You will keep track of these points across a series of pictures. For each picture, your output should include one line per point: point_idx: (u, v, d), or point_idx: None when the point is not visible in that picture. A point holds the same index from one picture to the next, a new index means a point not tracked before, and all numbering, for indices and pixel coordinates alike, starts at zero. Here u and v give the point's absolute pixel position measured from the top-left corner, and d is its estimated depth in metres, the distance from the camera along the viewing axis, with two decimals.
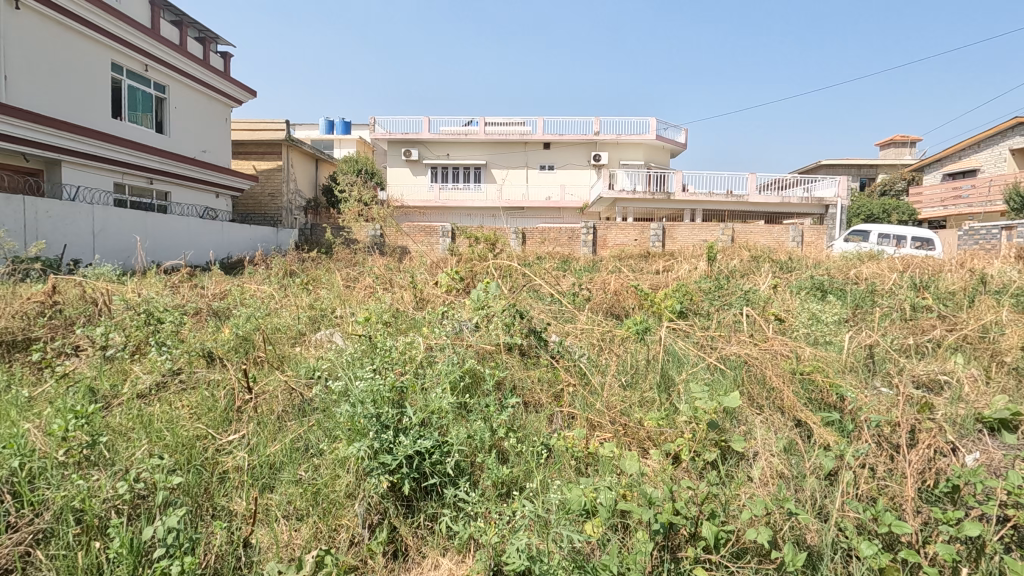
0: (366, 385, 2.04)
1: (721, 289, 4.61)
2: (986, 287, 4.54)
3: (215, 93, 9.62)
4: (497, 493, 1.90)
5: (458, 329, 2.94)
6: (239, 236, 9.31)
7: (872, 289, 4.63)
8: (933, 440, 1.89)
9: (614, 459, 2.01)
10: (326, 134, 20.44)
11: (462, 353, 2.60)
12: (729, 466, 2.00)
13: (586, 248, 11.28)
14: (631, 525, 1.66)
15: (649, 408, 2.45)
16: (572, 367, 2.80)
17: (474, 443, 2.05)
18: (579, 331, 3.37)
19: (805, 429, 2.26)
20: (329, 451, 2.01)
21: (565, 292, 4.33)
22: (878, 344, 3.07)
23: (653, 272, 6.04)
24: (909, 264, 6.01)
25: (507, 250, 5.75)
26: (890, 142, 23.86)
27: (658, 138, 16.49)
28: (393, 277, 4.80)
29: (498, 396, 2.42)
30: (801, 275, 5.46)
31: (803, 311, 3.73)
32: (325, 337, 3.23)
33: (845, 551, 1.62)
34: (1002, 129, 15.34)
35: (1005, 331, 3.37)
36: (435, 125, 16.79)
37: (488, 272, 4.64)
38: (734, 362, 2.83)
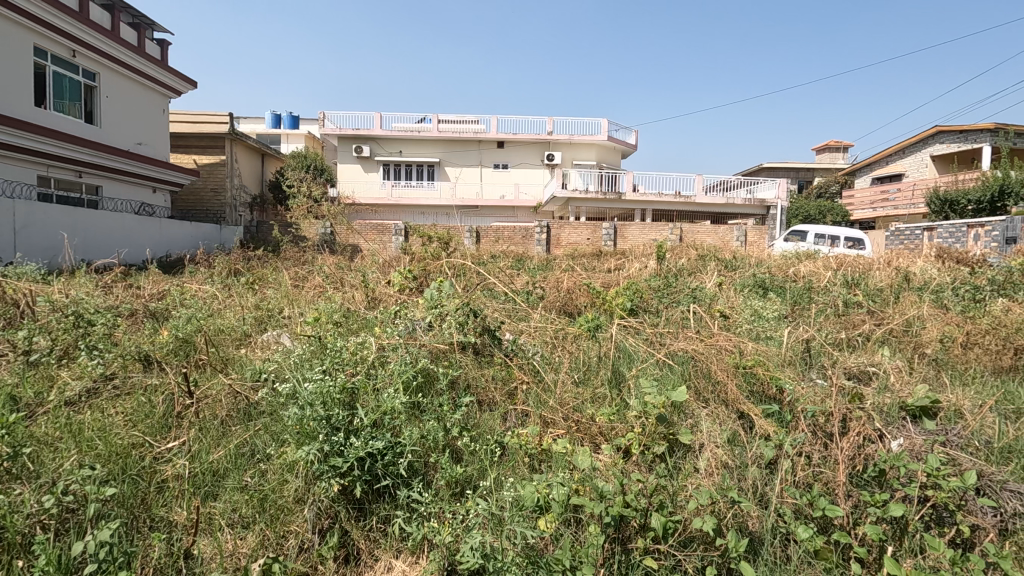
0: (316, 387, 1.98)
1: (670, 287, 4.73)
2: (910, 285, 4.87)
3: (151, 82, 9.12)
4: (451, 493, 1.90)
5: (411, 328, 2.90)
6: (179, 233, 8.88)
7: (809, 287, 4.86)
8: (862, 428, 2.01)
9: (567, 455, 2.04)
10: (273, 128, 19.72)
11: (415, 353, 2.56)
12: (677, 459, 2.08)
13: (540, 247, 11.37)
14: (584, 519, 1.69)
15: (601, 403, 2.50)
16: (526, 365, 2.82)
17: (427, 443, 2.03)
18: (532, 330, 3.39)
19: (747, 420, 2.36)
20: (277, 456, 1.95)
21: (520, 291, 4.35)
22: (814, 339, 3.24)
23: (605, 271, 6.14)
24: (841, 262, 6.37)
25: (461, 249, 5.71)
26: (825, 147, 25.25)
27: (610, 139, 16.81)
28: (344, 276, 4.69)
29: (452, 395, 2.41)
30: (744, 273, 5.66)
31: (746, 309, 3.89)
32: (272, 338, 3.13)
33: (784, 535, 1.72)
34: (924, 137, 16.52)
35: (926, 325, 3.62)
36: (387, 121, 16.50)
37: (442, 271, 4.60)
38: (681, 357, 2.93)
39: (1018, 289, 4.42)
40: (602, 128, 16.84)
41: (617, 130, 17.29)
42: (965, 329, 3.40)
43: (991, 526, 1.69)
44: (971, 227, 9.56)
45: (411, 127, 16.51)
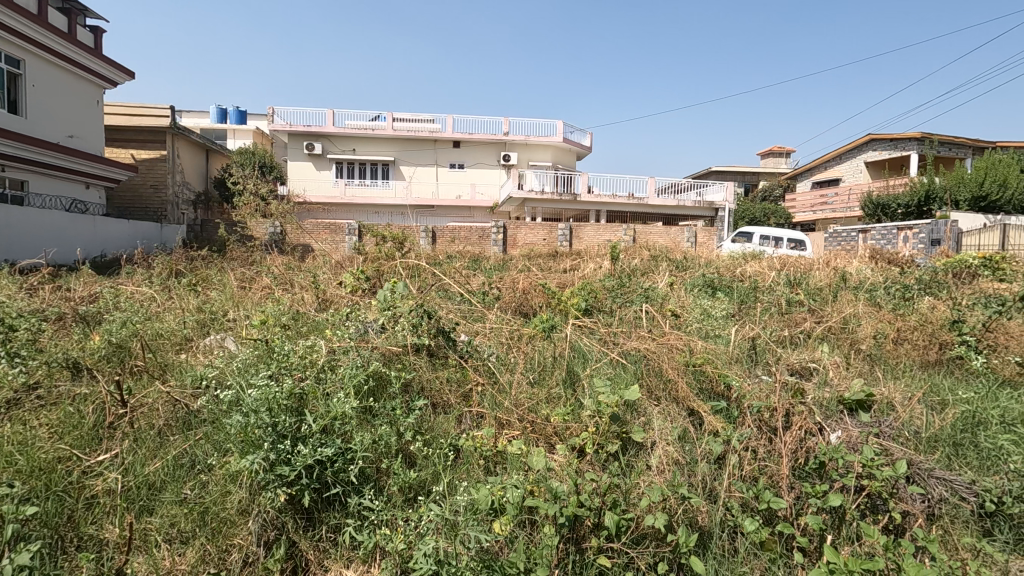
0: (260, 393, 1.88)
1: (624, 287, 4.81)
2: (847, 284, 5.13)
3: (83, 71, 8.58)
4: (403, 499, 1.86)
5: (362, 331, 2.82)
6: (115, 231, 8.39)
7: (755, 286, 5.04)
8: (803, 423, 2.09)
9: (522, 456, 2.03)
10: (218, 123, 18.92)
11: (366, 355, 2.49)
12: (630, 457, 2.11)
13: (496, 247, 11.35)
14: (539, 520, 1.68)
15: (556, 404, 2.51)
16: (480, 366, 2.80)
17: (379, 449, 1.98)
18: (488, 331, 3.37)
19: (697, 417, 2.42)
20: (219, 466, 1.85)
21: (475, 292, 4.32)
22: (759, 337, 3.37)
23: (561, 271, 6.18)
24: (785, 262, 6.64)
25: (416, 249, 5.63)
26: (769, 152, 26.33)
27: (565, 141, 16.99)
28: (293, 277, 4.55)
29: (405, 399, 2.37)
30: (694, 273, 5.81)
31: (695, 308, 4.01)
32: (216, 342, 2.99)
33: (732, 528, 1.77)
34: (859, 144, 17.48)
35: (861, 322, 3.82)
36: (340, 118, 16.12)
37: (395, 272, 4.52)
38: (634, 356, 2.98)
39: (942, 288, 4.72)
40: (557, 129, 17.00)
41: (571, 132, 17.50)
42: (896, 326, 3.61)
43: (919, 512, 1.80)
44: (901, 229, 10.20)
45: (364, 124, 16.18)
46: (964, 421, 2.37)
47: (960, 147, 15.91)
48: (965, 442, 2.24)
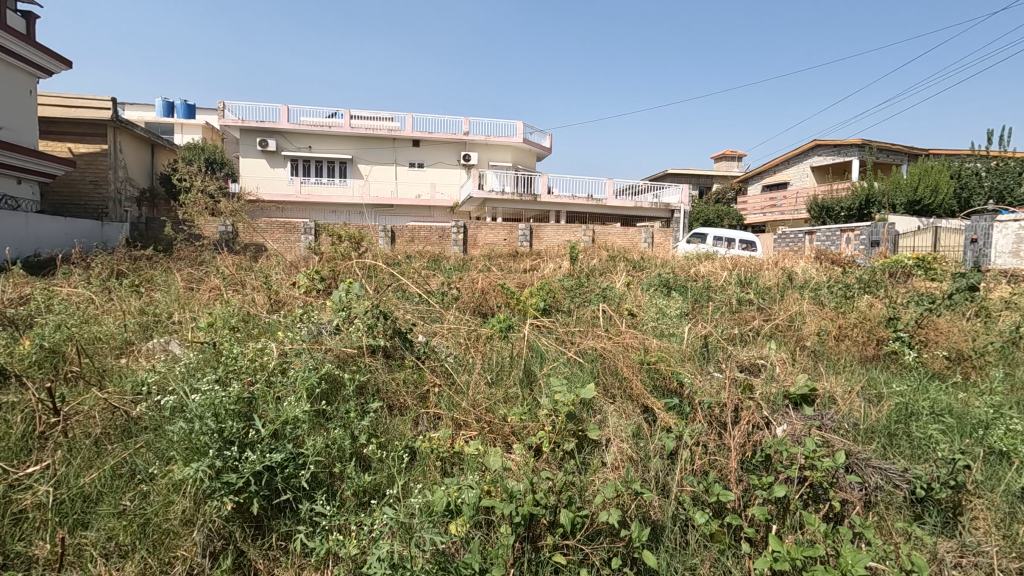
0: (205, 398, 1.80)
1: (582, 287, 4.86)
2: (794, 284, 5.34)
3: (15, 60, 8.04)
4: (357, 503, 1.83)
5: (316, 333, 2.75)
6: (51, 229, 7.90)
7: (707, 286, 5.19)
8: (750, 417, 2.17)
9: (479, 457, 2.03)
10: (163, 116, 18.08)
11: (320, 358, 2.43)
12: (585, 455, 2.14)
13: (456, 247, 11.26)
14: (495, 520, 1.68)
15: (513, 403, 2.51)
16: (437, 367, 2.77)
17: (332, 453, 1.94)
18: (446, 331, 3.35)
19: (650, 414, 2.47)
20: (161, 475, 1.76)
21: (434, 292, 4.29)
22: (711, 335, 3.47)
23: (521, 271, 6.20)
24: (736, 262, 6.87)
25: (374, 249, 5.55)
26: (722, 156, 27.19)
27: (525, 142, 17.08)
28: (244, 277, 4.40)
29: (360, 402, 2.32)
30: (650, 273, 5.92)
31: (651, 307, 4.10)
32: (159, 345, 2.86)
33: (683, 521, 1.83)
34: (805, 149, 18.25)
35: (806, 319, 3.99)
36: (295, 115, 15.71)
37: (351, 272, 4.44)
38: (591, 355, 3.02)
39: (880, 287, 4.99)
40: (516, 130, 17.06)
41: (531, 133, 17.60)
42: (837, 323, 3.78)
43: (857, 500, 1.89)
44: (844, 231, 10.72)
45: (320, 121, 15.81)
46: (898, 412, 2.51)
47: (897, 153, 16.82)
48: (899, 432, 2.37)
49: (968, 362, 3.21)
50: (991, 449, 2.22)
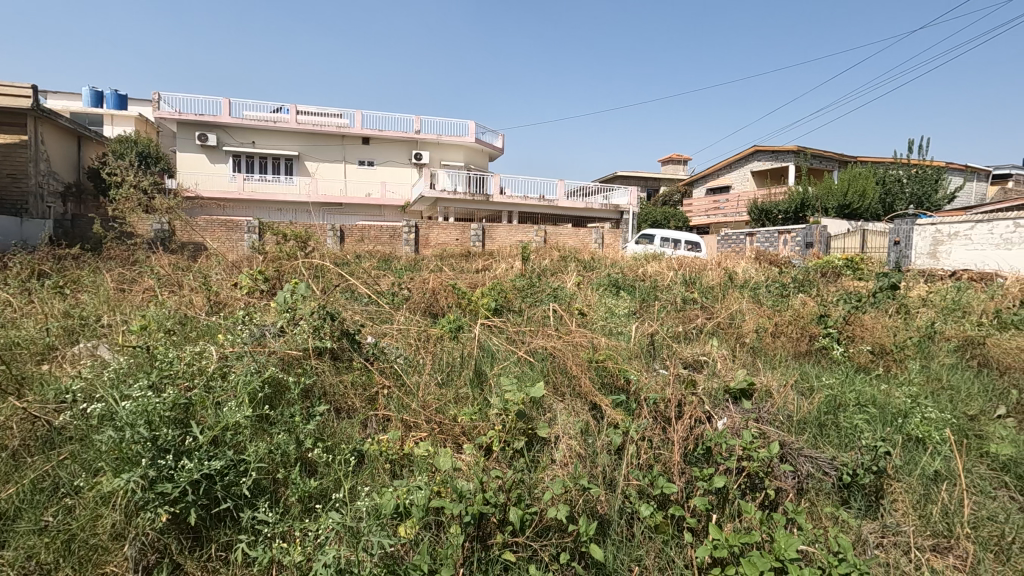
0: (136, 405, 1.70)
1: (533, 287, 4.89)
2: (734, 283, 5.58)
3: None
4: (302, 509, 1.78)
5: (259, 335, 2.66)
6: None
7: (654, 286, 5.34)
8: (693, 412, 2.25)
9: (429, 458, 2.03)
10: (91, 106, 16.96)
11: (263, 361, 2.35)
12: (534, 453, 2.16)
13: (408, 247, 11.09)
14: (444, 521, 1.68)
15: (463, 404, 2.52)
16: (387, 368, 2.73)
17: (275, 459, 1.89)
18: (396, 331, 3.31)
19: (598, 411, 2.51)
20: (89, 487, 1.66)
21: (384, 292, 4.23)
22: (657, 333, 3.58)
23: (473, 271, 6.20)
24: (682, 263, 7.11)
25: (321, 248, 5.40)
26: (669, 159, 28.02)
27: (477, 142, 17.07)
28: (181, 277, 4.20)
29: (305, 405, 2.26)
30: (600, 273, 6.04)
31: (600, 307, 4.20)
32: (85, 350, 2.69)
33: (630, 514, 1.89)
34: (746, 154, 19.06)
35: (746, 317, 4.17)
36: (237, 108, 15.09)
37: (297, 272, 4.31)
38: (541, 354, 3.05)
39: (813, 286, 5.28)
40: (468, 129, 17.03)
41: (483, 133, 17.63)
42: (774, 320, 3.98)
43: (790, 488, 2.00)
44: (781, 233, 11.24)
45: (264, 116, 15.26)
46: (828, 404, 2.67)
47: (829, 160, 17.83)
48: (828, 423, 2.53)
49: (890, 356, 3.44)
50: (908, 436, 2.39)
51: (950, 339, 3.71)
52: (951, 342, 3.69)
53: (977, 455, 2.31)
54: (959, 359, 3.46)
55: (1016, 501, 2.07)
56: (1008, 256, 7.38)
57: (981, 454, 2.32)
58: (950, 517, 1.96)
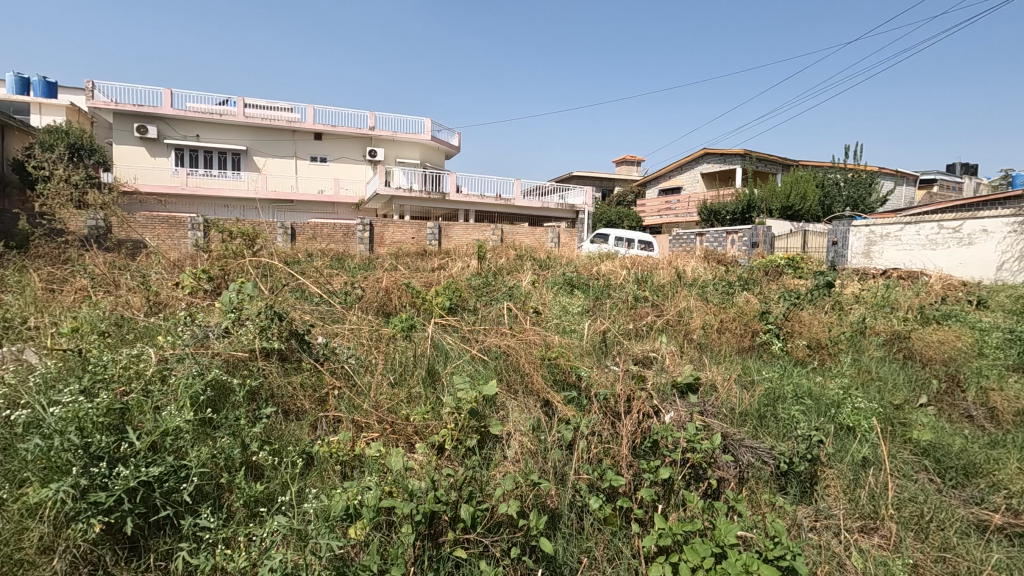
0: (65, 411, 1.61)
1: (488, 286, 4.89)
2: (683, 281, 5.76)
3: None
4: (247, 514, 1.73)
5: (201, 336, 2.56)
6: None
7: (607, 284, 5.47)
8: (641, 406, 2.32)
9: (380, 458, 2.02)
10: (16, 93, 15.86)
11: (206, 363, 2.27)
12: (486, 451, 2.18)
13: (362, 245, 10.87)
14: (396, 521, 1.68)
15: (416, 403, 2.51)
16: (338, 369, 2.69)
17: (219, 463, 1.84)
18: (348, 331, 3.26)
19: (550, 407, 2.55)
20: (13, 499, 1.57)
21: (336, 292, 4.16)
22: (609, 330, 3.67)
23: (429, 270, 6.18)
24: (634, 261, 7.29)
25: (271, 246, 5.25)
26: (623, 160, 28.58)
27: (432, 139, 16.94)
28: (117, 276, 3.99)
29: (251, 408, 2.20)
30: (555, 272, 6.13)
31: (554, 305, 4.26)
32: (7, 355, 2.52)
33: (579, 508, 1.94)
34: (696, 156, 19.66)
35: (693, 314, 4.32)
36: (179, 99, 14.43)
37: (244, 271, 4.18)
38: (495, 352, 3.07)
39: (756, 284, 5.53)
40: (424, 126, 16.89)
41: (439, 130, 17.51)
42: (719, 317, 4.13)
43: (732, 477, 2.09)
44: (729, 233, 11.56)
45: (209, 108, 14.65)
46: (768, 396, 2.81)
47: (773, 163, 18.63)
48: (767, 414, 2.65)
49: (825, 350, 3.65)
50: (840, 425, 2.54)
51: (879, 333, 3.96)
52: (880, 336, 3.94)
53: (901, 442, 2.48)
54: (887, 352, 3.70)
55: (934, 482, 2.24)
56: (932, 256, 7.95)
57: (904, 441, 2.49)
58: (876, 500, 2.10)
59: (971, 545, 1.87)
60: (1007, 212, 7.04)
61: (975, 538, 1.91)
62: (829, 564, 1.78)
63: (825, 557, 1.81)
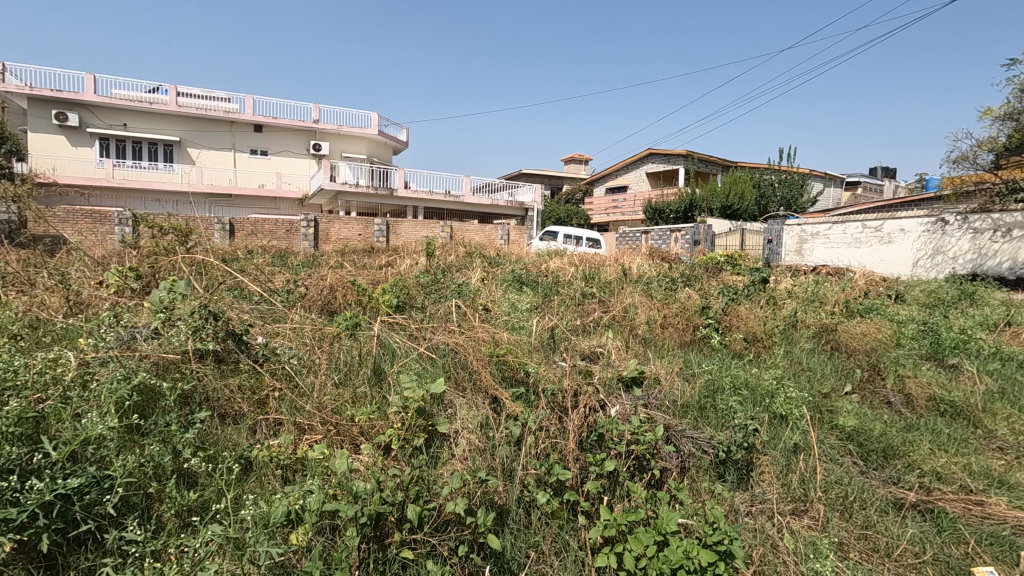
0: None
1: (437, 283, 4.84)
2: (629, 278, 5.90)
3: None
4: (179, 525, 1.64)
5: (127, 339, 2.40)
6: None
7: (556, 281, 5.53)
8: (587, 400, 2.36)
9: (323, 461, 1.97)
10: None
11: (133, 366, 2.13)
12: (434, 449, 2.16)
13: (306, 242, 10.50)
14: (340, 524, 1.64)
15: (362, 403, 2.45)
16: (279, 370, 2.59)
17: (147, 472, 1.73)
18: (289, 330, 3.15)
19: (499, 403, 2.55)
20: None
21: (278, 290, 4.01)
22: (556, 326, 3.71)
23: (376, 267, 6.05)
24: (582, 258, 7.41)
25: (206, 242, 4.99)
26: (571, 159, 28.96)
27: (379, 134, 16.59)
28: (32, 275, 3.69)
29: (183, 413, 2.08)
30: (504, 269, 6.15)
31: (504, 303, 4.27)
32: None
33: (527, 502, 1.95)
34: (641, 156, 20.17)
35: (638, 309, 4.42)
36: (104, 85, 13.50)
37: (175, 268, 3.96)
38: (442, 349, 3.04)
39: (697, 281, 5.73)
40: (371, 120, 16.54)
41: (386, 125, 17.20)
42: (663, 313, 4.25)
43: (674, 467, 2.16)
44: (673, 231, 11.92)
45: (137, 95, 13.77)
46: (707, 387, 2.92)
47: (713, 164, 19.37)
48: (707, 405, 2.75)
49: (760, 343, 3.84)
50: (774, 414, 2.67)
51: (809, 327, 4.18)
52: (810, 328, 4.17)
53: (828, 427, 2.63)
54: (816, 344, 3.92)
55: (858, 465, 2.38)
56: (856, 254, 8.50)
57: (832, 426, 2.64)
58: (806, 484, 2.21)
59: (889, 521, 2.01)
60: (922, 213, 7.61)
61: (892, 515, 2.05)
62: (763, 546, 1.87)
63: (760, 540, 1.89)
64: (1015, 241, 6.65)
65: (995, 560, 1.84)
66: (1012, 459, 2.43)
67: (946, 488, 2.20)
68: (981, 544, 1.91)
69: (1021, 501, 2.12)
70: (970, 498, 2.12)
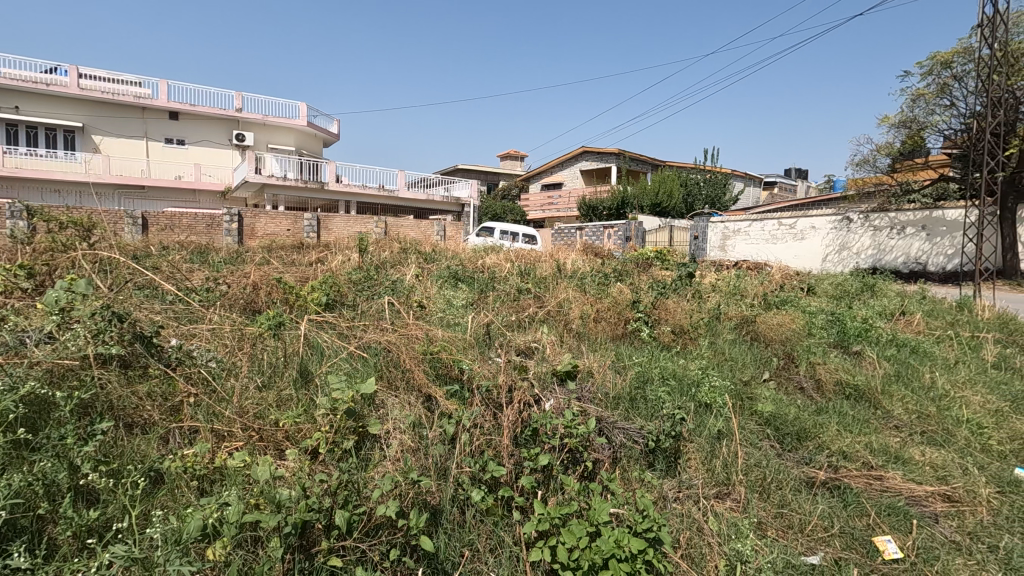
0: None
1: (370, 280, 4.70)
2: (564, 274, 5.97)
3: None
4: (77, 548, 1.49)
5: (15, 346, 2.15)
6: None
7: (491, 277, 5.51)
8: (522, 396, 2.36)
9: (244, 469, 1.85)
10: None
11: (20, 374, 1.91)
12: (364, 451, 2.08)
13: (230, 238, 9.91)
14: (262, 534, 1.55)
15: (287, 407, 2.34)
16: (195, 373, 2.42)
17: (39, 491, 1.55)
18: (205, 330, 2.95)
19: (432, 401, 2.50)
20: None
21: (195, 289, 3.75)
22: (491, 322, 3.69)
23: (304, 263, 5.81)
24: (517, 254, 7.43)
25: (113, 238, 4.58)
26: (507, 155, 29.07)
27: (308, 125, 15.95)
28: None
29: (82, 424, 1.89)
30: (439, 266, 6.06)
31: (438, 299, 4.22)
32: None
33: (461, 501, 1.92)
34: (574, 154, 20.54)
35: (572, 304, 4.48)
36: None
37: (76, 266, 3.61)
38: (373, 348, 2.95)
39: (628, 276, 5.89)
40: (299, 111, 15.85)
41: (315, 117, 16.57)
42: (596, 307, 4.34)
43: (606, 457, 2.20)
44: (605, 228, 12.16)
45: (31, 75, 12.50)
46: (637, 378, 3.01)
47: (643, 163, 20.03)
48: (637, 396, 2.83)
49: (686, 334, 4.00)
50: (699, 402, 2.78)
51: (731, 318, 4.41)
52: (731, 320, 4.40)
53: (749, 413, 2.78)
54: (738, 334, 4.13)
55: (775, 447, 2.53)
56: (773, 250, 9.05)
57: (752, 412, 2.79)
58: (729, 467, 2.32)
59: (802, 499, 2.14)
60: (830, 211, 8.18)
61: (805, 493, 2.19)
62: (689, 530, 1.93)
63: (687, 524, 1.96)
64: (909, 238, 7.45)
65: (891, 529, 2.00)
66: (906, 436, 2.67)
67: (851, 465, 2.37)
68: (881, 515, 2.07)
69: (913, 474, 2.33)
70: (872, 473, 2.31)
